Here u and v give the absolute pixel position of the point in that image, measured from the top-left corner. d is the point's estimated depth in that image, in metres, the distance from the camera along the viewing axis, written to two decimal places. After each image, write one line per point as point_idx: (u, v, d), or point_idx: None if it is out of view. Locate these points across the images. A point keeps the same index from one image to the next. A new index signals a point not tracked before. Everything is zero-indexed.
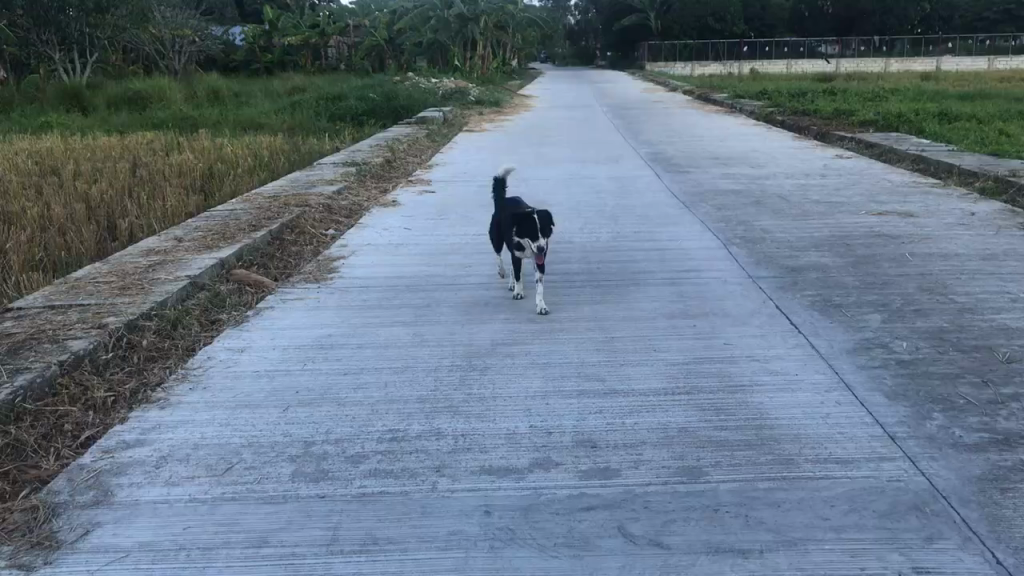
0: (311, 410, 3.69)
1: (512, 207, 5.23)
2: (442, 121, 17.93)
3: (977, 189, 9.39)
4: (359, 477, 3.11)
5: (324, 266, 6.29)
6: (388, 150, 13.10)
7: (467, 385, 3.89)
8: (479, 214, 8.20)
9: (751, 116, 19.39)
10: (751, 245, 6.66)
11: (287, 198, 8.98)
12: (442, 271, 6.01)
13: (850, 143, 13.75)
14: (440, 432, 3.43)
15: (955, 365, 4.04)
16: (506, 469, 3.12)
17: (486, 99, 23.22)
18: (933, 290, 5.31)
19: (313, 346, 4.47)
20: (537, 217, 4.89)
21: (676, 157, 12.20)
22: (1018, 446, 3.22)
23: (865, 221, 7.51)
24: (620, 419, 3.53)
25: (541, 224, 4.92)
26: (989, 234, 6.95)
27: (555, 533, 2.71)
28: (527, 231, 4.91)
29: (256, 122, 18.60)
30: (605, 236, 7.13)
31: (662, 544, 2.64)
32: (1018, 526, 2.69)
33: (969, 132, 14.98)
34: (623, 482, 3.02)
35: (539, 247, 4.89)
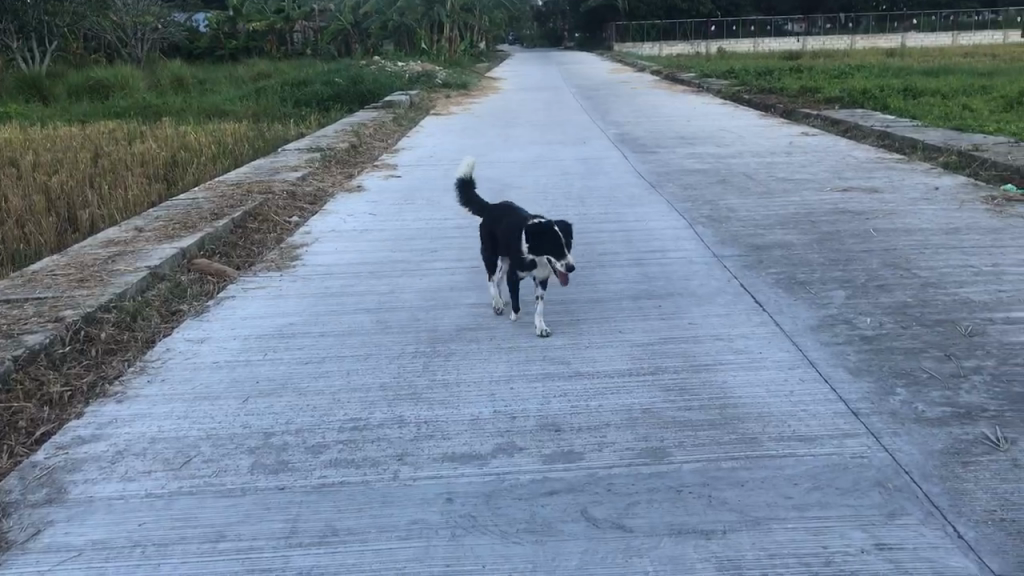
0: (271, 400, 3.64)
1: (510, 219, 4.44)
2: (408, 104, 17.80)
3: (941, 164, 9.45)
4: (320, 468, 3.06)
5: (287, 254, 6.21)
6: (352, 134, 12.97)
7: (430, 371, 3.85)
8: (445, 198, 8.14)
9: (718, 95, 19.42)
10: (716, 225, 6.65)
11: (250, 185, 8.88)
12: (406, 256, 5.96)
13: (815, 121, 13.81)
14: (403, 419, 3.39)
15: (918, 340, 4.05)
16: (469, 456, 3.09)
17: (453, 82, 23.07)
18: (896, 265, 5.32)
19: (275, 336, 4.41)
20: (558, 230, 4.09)
21: (643, 137, 12.17)
22: (979, 418, 3.23)
23: (830, 197, 7.54)
24: (584, 401, 3.51)
25: (562, 236, 4.12)
26: (952, 208, 7.00)
27: (517, 519, 2.68)
28: (550, 247, 4.10)
29: (220, 109, 18.37)
30: (571, 218, 7.11)
31: (624, 527, 2.62)
32: (980, 499, 2.70)
33: (933, 107, 15.09)
34: (586, 466, 2.99)
35: (564, 264, 4.10)
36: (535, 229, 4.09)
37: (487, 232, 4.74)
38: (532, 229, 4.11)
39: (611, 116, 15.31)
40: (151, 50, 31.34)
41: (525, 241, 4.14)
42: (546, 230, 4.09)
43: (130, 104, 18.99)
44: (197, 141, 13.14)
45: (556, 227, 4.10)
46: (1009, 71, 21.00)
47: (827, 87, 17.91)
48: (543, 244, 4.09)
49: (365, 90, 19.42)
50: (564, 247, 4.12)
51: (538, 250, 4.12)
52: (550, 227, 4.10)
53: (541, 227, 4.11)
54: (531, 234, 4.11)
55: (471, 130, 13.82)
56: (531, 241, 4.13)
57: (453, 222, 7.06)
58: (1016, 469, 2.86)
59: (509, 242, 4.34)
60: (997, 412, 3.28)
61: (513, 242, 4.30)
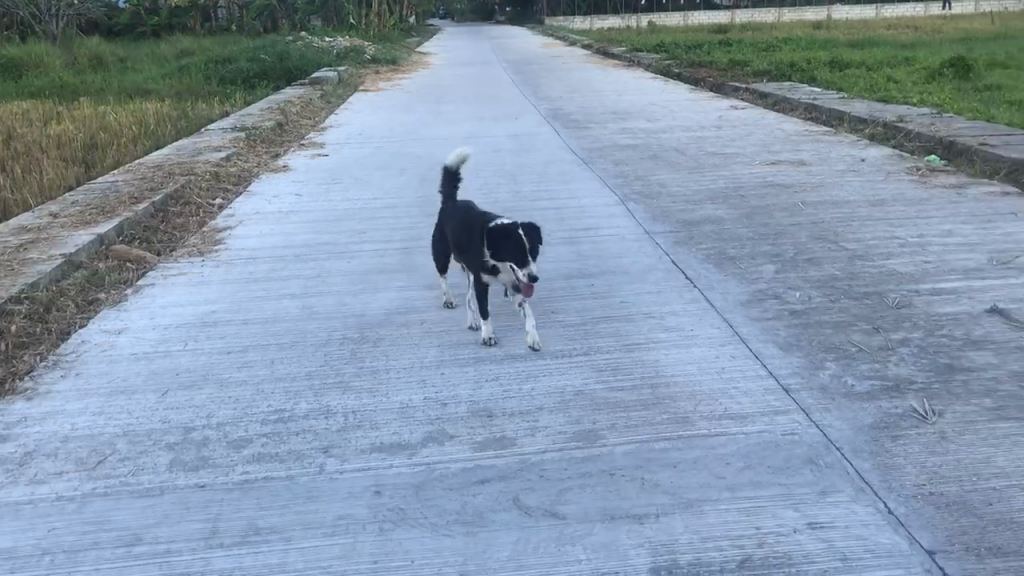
0: (193, 393, 3.50)
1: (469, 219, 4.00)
2: (337, 81, 17.47)
3: (867, 135, 9.57)
4: (242, 463, 2.95)
5: (209, 238, 6.02)
6: (278, 112, 12.68)
7: (358, 358, 3.76)
8: (374, 177, 7.99)
9: (649, 69, 19.47)
10: (648, 201, 6.62)
11: (172, 167, 8.61)
12: (334, 238, 5.82)
13: (744, 94, 13.92)
14: (329, 409, 3.29)
15: (846, 313, 4.07)
16: (398, 446, 3.00)
17: (383, 57, 22.72)
18: (825, 238, 5.36)
19: (196, 325, 4.26)
20: (525, 234, 3.66)
21: (574, 113, 12.11)
22: (908, 392, 3.25)
23: (759, 171, 7.57)
24: (515, 384, 3.44)
25: (528, 241, 3.69)
26: (878, 180, 7.09)
27: (447, 511, 2.60)
28: (513, 253, 3.66)
29: (142, 88, 17.81)
30: (503, 195, 7.03)
31: (557, 514, 2.56)
32: (910, 474, 2.70)
33: (858, 79, 15.33)
34: (517, 452, 2.92)
35: (527, 273, 3.65)
36: (499, 231, 3.66)
37: (445, 232, 4.30)
38: (495, 231, 3.68)
39: (542, 91, 15.22)
40: (67, 27, 30.22)
41: (486, 243, 3.71)
42: (510, 233, 3.66)
43: (46, 83, 18.30)
44: (116, 122, 12.71)
45: (521, 230, 3.67)
46: (931, 43, 21.42)
47: (755, 60, 18.05)
48: (505, 249, 3.66)
49: (292, 66, 19.01)
50: (528, 254, 3.68)
51: (500, 255, 3.69)
52: (515, 229, 3.67)
53: (505, 229, 3.68)
54: (493, 236, 3.68)
55: (401, 107, 13.61)
56: (492, 244, 3.70)
57: (382, 201, 6.93)
58: (944, 442, 2.88)
59: (467, 242, 3.91)
60: (924, 385, 3.30)
61: (473, 244, 3.86)
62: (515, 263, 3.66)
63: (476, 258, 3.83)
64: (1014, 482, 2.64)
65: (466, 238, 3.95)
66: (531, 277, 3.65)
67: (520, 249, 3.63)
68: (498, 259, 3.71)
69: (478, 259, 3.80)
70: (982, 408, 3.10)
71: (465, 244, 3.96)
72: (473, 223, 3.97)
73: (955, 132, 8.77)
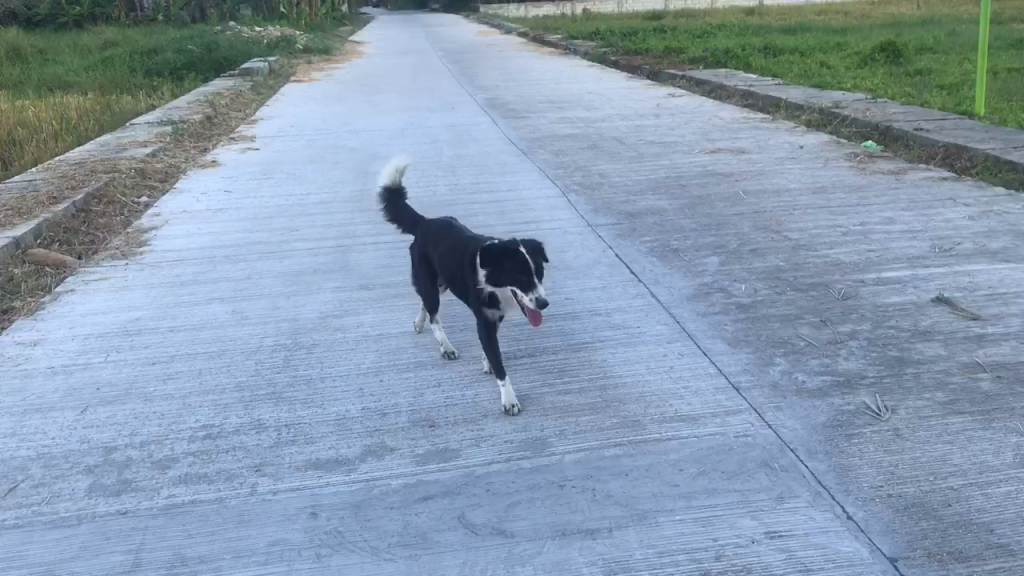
0: (114, 408, 3.29)
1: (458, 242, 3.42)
2: (268, 72, 17.06)
3: (803, 122, 9.61)
4: (167, 486, 2.75)
5: (133, 240, 5.76)
6: (205, 104, 12.31)
7: (292, 366, 3.58)
8: (307, 171, 7.77)
9: (585, 57, 19.41)
10: (589, 192, 6.51)
11: (94, 164, 8.26)
12: (265, 237, 5.61)
13: (681, 81, 13.93)
14: (261, 424, 3.11)
15: (793, 306, 4.00)
16: (335, 462, 2.84)
17: (315, 47, 22.29)
18: (768, 228, 5.30)
19: (119, 334, 4.02)
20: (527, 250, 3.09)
21: (511, 102, 11.98)
22: (859, 388, 3.18)
23: (699, 160, 7.52)
24: (458, 391, 3.29)
25: (531, 258, 3.11)
26: (817, 167, 7.09)
27: (388, 533, 2.45)
28: (515, 274, 3.06)
29: (63, 81, 17.19)
30: (441, 188, 6.87)
31: (504, 532, 2.43)
32: (866, 475, 2.63)
33: (792, 65, 15.46)
34: (462, 464, 2.78)
35: (533, 298, 3.04)
36: (494, 249, 3.09)
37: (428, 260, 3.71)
38: (490, 251, 3.10)
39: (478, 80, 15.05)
40: None
41: (480, 266, 3.12)
42: (508, 251, 3.08)
43: None
44: (35, 117, 12.23)
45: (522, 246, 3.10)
46: (861, 28, 21.73)
47: (690, 47, 18.11)
48: (506, 270, 3.07)
49: (221, 57, 18.54)
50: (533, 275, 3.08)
51: (500, 277, 3.09)
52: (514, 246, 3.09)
53: (502, 245, 3.10)
54: (488, 256, 3.10)
55: (334, 98, 13.33)
56: (489, 266, 3.10)
57: (316, 197, 6.72)
58: (898, 440, 2.81)
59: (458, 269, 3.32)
60: (875, 380, 3.24)
61: (466, 271, 3.28)
62: (519, 286, 3.07)
63: (471, 288, 3.24)
64: (972, 480, 2.58)
65: (455, 264, 3.37)
66: (541, 300, 3.04)
67: (522, 268, 3.05)
68: (497, 283, 3.11)
69: (475, 287, 3.20)
70: (935, 402, 3.05)
71: (456, 272, 3.37)
72: (462, 245, 3.39)
73: (889, 118, 8.84)
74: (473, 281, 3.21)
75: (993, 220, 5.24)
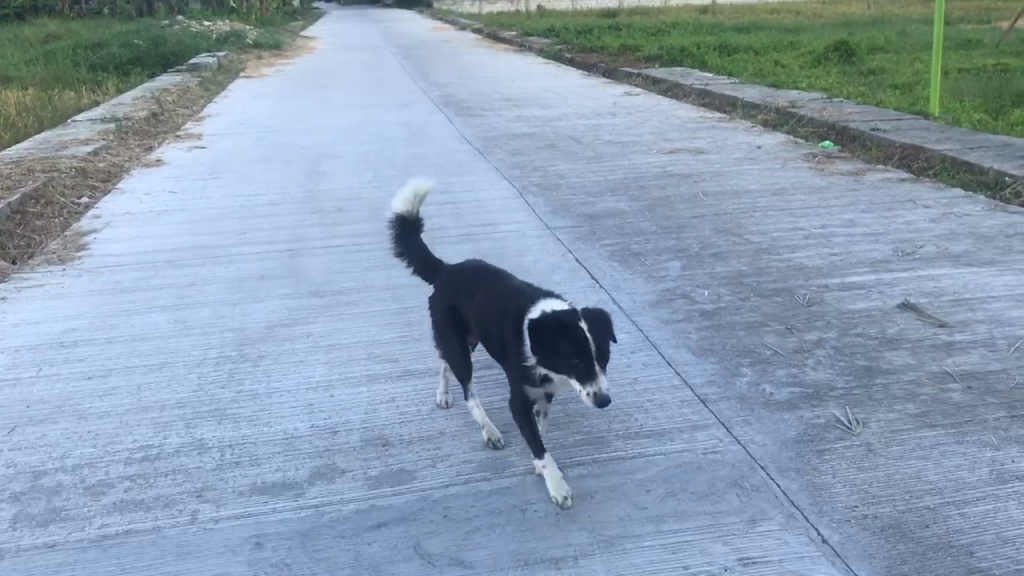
0: (45, 428, 3.07)
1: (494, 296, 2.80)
2: (217, 67, 16.70)
3: (760, 122, 9.59)
4: (100, 514, 2.55)
5: (71, 243, 5.51)
6: (151, 101, 11.98)
7: (237, 380, 3.40)
8: (256, 170, 7.54)
9: (541, 54, 19.29)
10: (547, 194, 6.38)
11: (32, 163, 7.94)
12: (211, 240, 5.40)
13: (637, 80, 13.88)
14: (204, 444, 2.92)
15: (757, 313, 3.91)
16: (282, 485, 2.66)
17: (266, 42, 21.91)
18: (729, 231, 5.22)
19: (53, 347, 3.80)
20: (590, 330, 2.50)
21: (467, 100, 11.81)
22: (828, 399, 3.09)
23: (658, 160, 7.43)
24: (413, 406, 3.14)
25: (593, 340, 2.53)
26: (776, 167, 7.04)
27: (339, 565, 2.29)
28: (574, 361, 2.49)
29: (3, 75, 16.67)
30: (394, 189, 6.69)
31: (463, 563, 2.28)
32: (840, 494, 2.52)
33: (747, 64, 15.51)
34: (418, 487, 2.62)
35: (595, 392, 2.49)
36: (551, 324, 2.49)
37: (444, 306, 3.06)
38: (545, 325, 2.51)
39: (432, 77, 14.88)
40: None
41: (532, 342, 2.53)
42: (570, 331, 2.49)
43: None
44: None
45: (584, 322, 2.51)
46: (814, 27, 21.91)
47: (646, 45, 18.09)
48: (563, 354, 2.48)
49: (168, 52, 18.14)
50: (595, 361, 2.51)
51: (554, 361, 2.51)
52: (573, 323, 2.51)
53: (562, 321, 2.50)
54: (543, 333, 2.50)
55: (285, 94, 13.06)
56: (541, 347, 2.52)
57: (265, 197, 6.51)
58: (871, 456, 2.72)
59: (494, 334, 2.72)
60: (845, 391, 3.14)
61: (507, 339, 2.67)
62: (577, 373, 2.49)
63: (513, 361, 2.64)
64: (949, 498, 2.48)
65: (492, 326, 2.75)
66: (603, 393, 2.49)
67: (583, 353, 2.47)
68: (550, 367, 2.53)
69: (518, 362, 2.61)
70: (906, 415, 2.96)
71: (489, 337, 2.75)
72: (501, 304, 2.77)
73: (845, 118, 8.84)
74: (516, 353, 2.61)
75: (953, 222, 5.21)
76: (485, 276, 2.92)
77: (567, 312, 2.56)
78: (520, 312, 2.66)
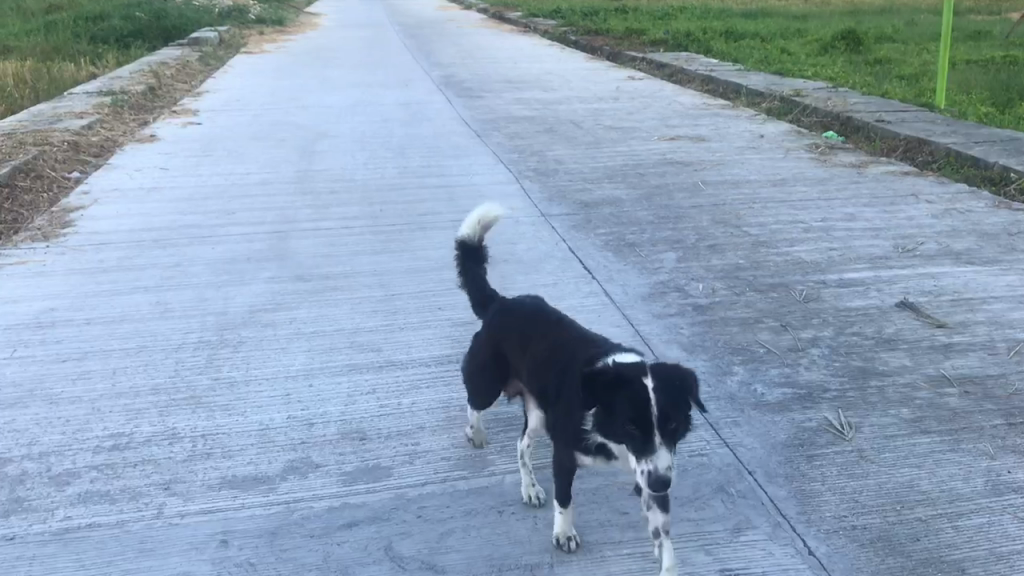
0: (15, 413, 2.98)
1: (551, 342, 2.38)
2: (218, 42, 16.55)
3: (764, 110, 9.46)
4: (64, 506, 2.46)
5: (57, 220, 5.43)
6: (149, 75, 11.85)
7: (216, 367, 3.31)
8: (250, 148, 7.43)
9: (545, 36, 19.10)
10: (544, 180, 6.28)
11: (23, 136, 7.84)
12: (199, 219, 5.30)
13: (641, 64, 13.72)
14: (176, 434, 2.83)
15: (751, 309, 3.81)
16: (253, 479, 2.58)
17: (269, 18, 21.72)
18: (727, 222, 5.11)
19: (30, 327, 3.71)
20: (656, 389, 2.03)
21: (468, 80, 11.68)
22: (820, 402, 3.00)
23: (658, 147, 7.32)
24: (394, 399, 3.05)
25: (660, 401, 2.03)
26: (778, 158, 6.93)
27: (306, 566, 2.21)
28: (633, 427, 2.01)
29: (4, 46, 16.55)
30: (389, 171, 6.59)
31: (435, 568, 2.20)
32: (829, 503, 2.44)
33: (753, 50, 15.34)
34: (393, 485, 2.54)
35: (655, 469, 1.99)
36: (608, 379, 2.03)
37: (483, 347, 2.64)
38: (601, 379, 2.05)
39: (434, 57, 14.73)
40: None
41: (585, 399, 2.08)
42: (631, 388, 2.02)
43: None
44: None
45: (649, 378, 2.04)
46: (823, 14, 21.70)
47: (651, 28, 17.91)
48: (620, 417, 2.02)
49: (170, 25, 17.99)
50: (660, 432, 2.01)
51: (611, 425, 2.04)
52: (636, 379, 2.04)
53: (622, 375, 2.05)
54: (596, 389, 2.05)
55: (284, 71, 12.92)
56: (597, 406, 2.06)
57: (257, 176, 6.41)
58: (863, 463, 2.63)
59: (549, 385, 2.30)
60: (838, 393, 3.05)
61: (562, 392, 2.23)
62: (633, 444, 2.02)
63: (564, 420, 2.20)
64: (941, 510, 2.40)
65: (545, 376, 2.32)
66: (664, 473, 1.99)
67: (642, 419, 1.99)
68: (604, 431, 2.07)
69: (572, 424, 2.17)
70: (901, 420, 2.87)
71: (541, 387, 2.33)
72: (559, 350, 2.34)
73: (850, 108, 8.72)
74: (570, 411, 2.17)
75: (956, 219, 5.10)
76: (549, 321, 2.48)
77: (632, 366, 2.10)
78: (582, 366, 2.22)
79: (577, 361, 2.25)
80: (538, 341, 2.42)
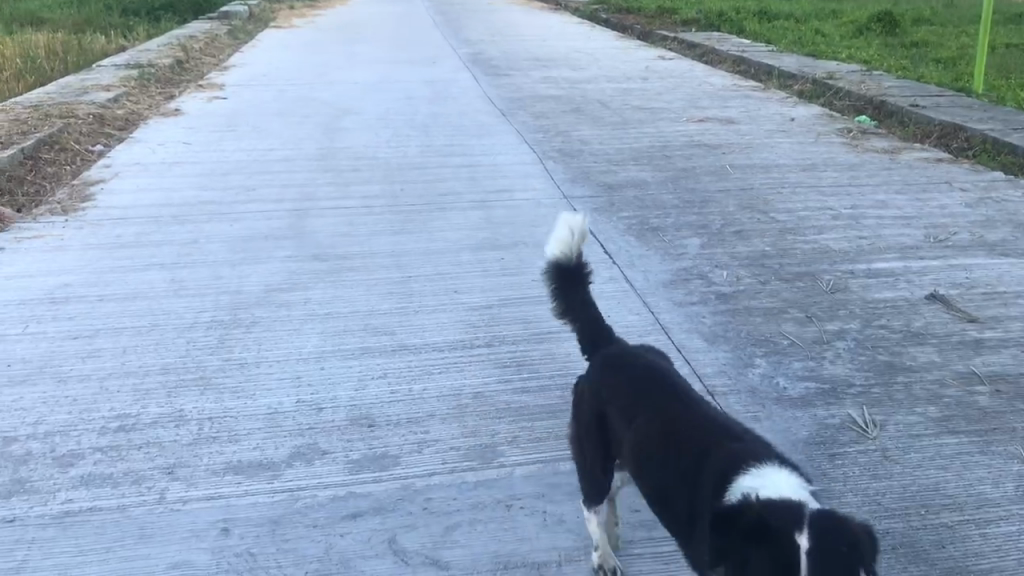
0: (23, 391, 2.95)
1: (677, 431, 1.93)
2: (247, 16, 16.51)
3: (796, 92, 9.27)
4: (66, 488, 2.43)
5: (77, 193, 5.41)
6: (178, 48, 11.85)
7: (227, 347, 3.26)
8: (274, 124, 7.38)
9: (576, 13, 18.87)
10: (569, 160, 6.17)
11: (49, 108, 7.85)
12: (219, 196, 5.26)
13: (672, 43, 13.51)
14: (183, 416, 2.79)
15: (776, 298, 3.71)
16: (259, 465, 2.53)
17: None
18: (754, 207, 4.99)
19: (44, 302, 3.69)
20: (812, 552, 1.50)
21: (496, 58, 11.56)
22: (845, 397, 2.90)
23: (686, 129, 7.18)
24: (406, 384, 2.99)
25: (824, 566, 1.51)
26: (809, 142, 6.77)
27: (307, 558, 2.16)
28: None
29: (36, 18, 16.65)
30: (412, 150, 6.52)
31: (439, 564, 2.14)
32: (850, 505, 2.35)
33: (787, 31, 15.07)
34: (400, 475, 2.47)
35: None
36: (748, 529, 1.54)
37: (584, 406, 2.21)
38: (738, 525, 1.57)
39: (463, 33, 14.61)
40: None
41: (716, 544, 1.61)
42: (778, 544, 1.52)
43: None
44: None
45: (807, 535, 1.52)
46: None
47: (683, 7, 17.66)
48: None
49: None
50: None
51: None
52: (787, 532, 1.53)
53: (767, 523, 1.55)
54: (730, 538, 1.57)
55: (312, 46, 12.87)
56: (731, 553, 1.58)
57: (279, 152, 6.36)
58: (887, 463, 2.53)
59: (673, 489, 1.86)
60: (863, 389, 2.95)
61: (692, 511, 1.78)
62: None
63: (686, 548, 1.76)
64: (968, 516, 2.30)
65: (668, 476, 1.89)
66: None
67: None
68: None
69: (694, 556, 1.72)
70: (928, 418, 2.77)
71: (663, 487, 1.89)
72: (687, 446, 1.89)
73: (884, 91, 8.52)
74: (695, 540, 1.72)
75: (992, 209, 4.95)
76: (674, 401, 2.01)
77: (785, 507, 1.58)
78: (715, 480, 1.77)
79: (713, 474, 1.78)
80: (652, 426, 1.98)
